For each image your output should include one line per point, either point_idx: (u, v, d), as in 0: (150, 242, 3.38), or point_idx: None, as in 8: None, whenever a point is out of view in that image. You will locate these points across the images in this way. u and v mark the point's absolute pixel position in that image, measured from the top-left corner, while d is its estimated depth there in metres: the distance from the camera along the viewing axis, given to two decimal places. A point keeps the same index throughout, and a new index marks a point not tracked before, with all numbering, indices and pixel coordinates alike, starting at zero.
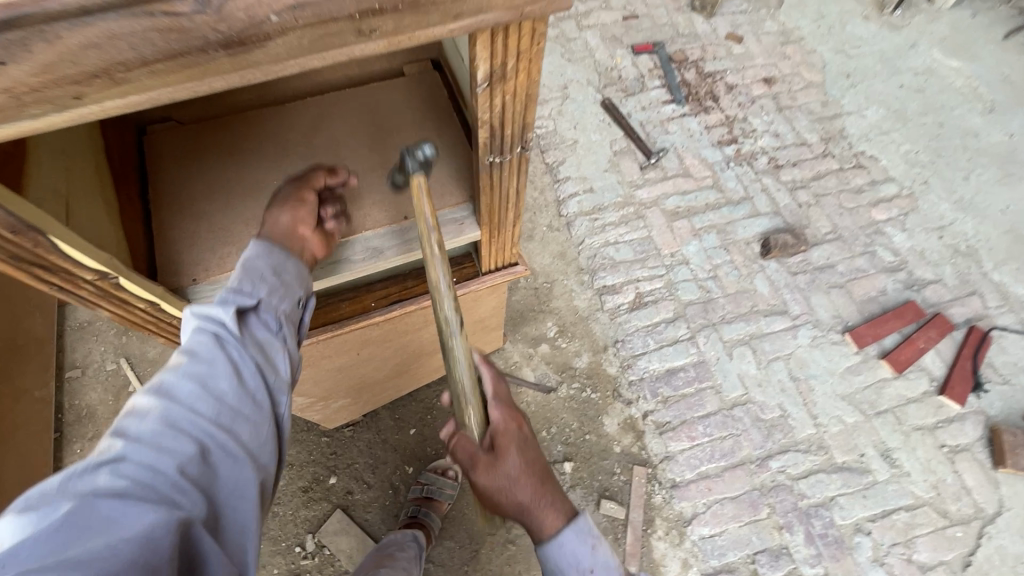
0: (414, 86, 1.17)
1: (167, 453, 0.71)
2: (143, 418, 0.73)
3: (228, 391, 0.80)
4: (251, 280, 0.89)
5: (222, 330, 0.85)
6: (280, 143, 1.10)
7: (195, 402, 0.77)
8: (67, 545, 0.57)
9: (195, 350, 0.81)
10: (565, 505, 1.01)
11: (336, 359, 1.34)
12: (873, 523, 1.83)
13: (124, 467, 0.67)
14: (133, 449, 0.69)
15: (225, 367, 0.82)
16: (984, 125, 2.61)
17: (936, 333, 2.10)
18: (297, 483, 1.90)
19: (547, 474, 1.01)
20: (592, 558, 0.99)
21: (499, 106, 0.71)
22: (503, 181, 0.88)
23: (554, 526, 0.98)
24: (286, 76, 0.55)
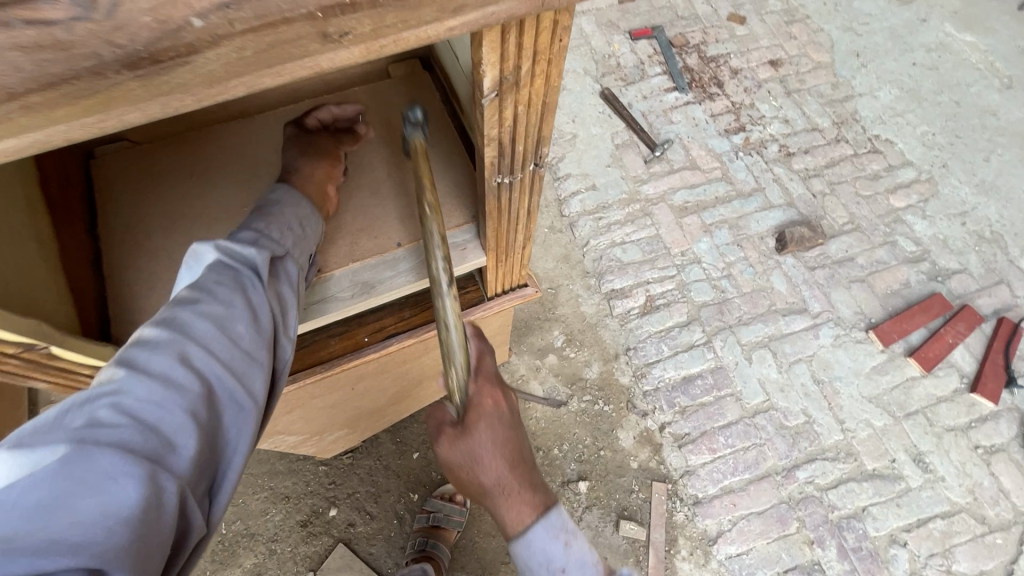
0: (403, 92, 1.03)
1: (177, 400, 0.62)
2: (153, 350, 0.64)
3: (244, 338, 0.71)
4: (279, 229, 0.81)
5: (243, 271, 0.75)
6: (248, 164, 0.96)
7: (210, 343, 0.68)
8: (59, 496, 0.49)
9: (214, 285, 0.72)
10: (540, 495, 0.96)
11: (329, 396, 1.21)
12: (908, 534, 1.73)
13: (130, 405, 0.59)
14: (140, 387, 0.60)
15: (243, 311, 0.73)
16: (1002, 102, 2.48)
17: (965, 326, 1.99)
18: (294, 517, 1.78)
19: (527, 463, 0.94)
20: (564, 554, 0.97)
21: (510, 118, 0.57)
22: (513, 203, 0.74)
23: (523, 517, 0.95)
24: (230, 100, 0.41)
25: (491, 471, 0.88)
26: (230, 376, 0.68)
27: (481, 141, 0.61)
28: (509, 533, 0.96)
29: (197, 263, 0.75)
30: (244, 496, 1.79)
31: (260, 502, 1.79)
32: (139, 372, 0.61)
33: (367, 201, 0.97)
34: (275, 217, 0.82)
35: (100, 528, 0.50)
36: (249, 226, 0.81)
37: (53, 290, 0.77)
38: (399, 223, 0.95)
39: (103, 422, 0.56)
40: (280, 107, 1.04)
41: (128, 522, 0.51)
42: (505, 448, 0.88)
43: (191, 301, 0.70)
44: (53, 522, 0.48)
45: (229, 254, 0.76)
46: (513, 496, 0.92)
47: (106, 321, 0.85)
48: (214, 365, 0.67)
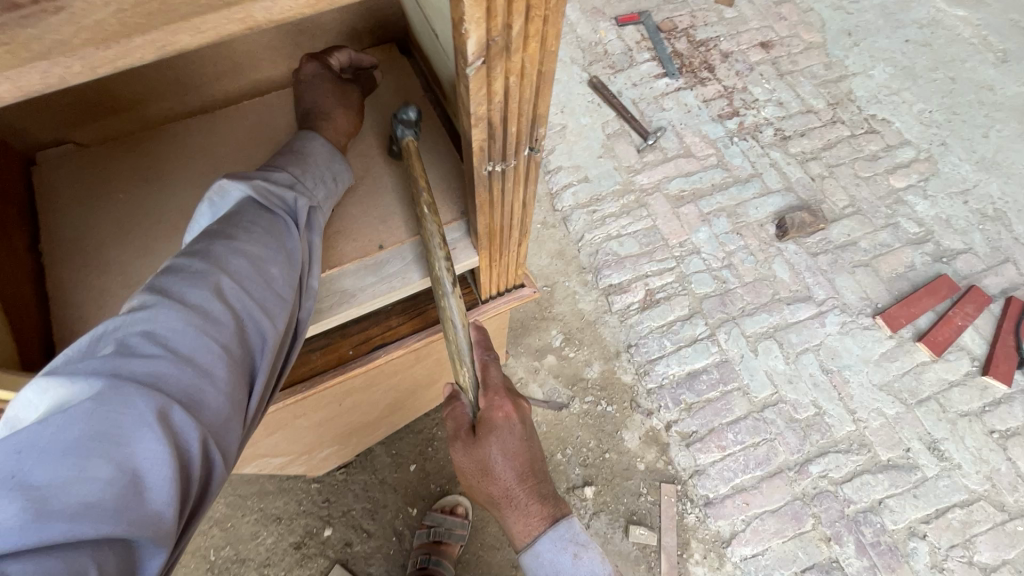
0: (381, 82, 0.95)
1: (210, 342, 0.60)
2: (189, 284, 0.62)
3: (276, 282, 0.69)
4: (314, 179, 0.78)
5: (277, 213, 0.73)
6: (213, 162, 0.87)
7: (243, 284, 0.65)
8: (92, 445, 0.49)
9: (247, 224, 0.69)
10: (552, 506, 0.94)
11: (315, 415, 1.12)
12: (927, 525, 1.67)
13: (163, 343, 0.57)
14: (174, 325, 0.59)
15: (277, 254, 0.70)
16: (998, 76, 2.43)
17: (973, 308, 1.93)
18: (287, 539, 1.68)
19: (538, 473, 0.91)
20: (573, 566, 0.92)
21: (501, 92, 0.49)
22: (506, 196, 0.66)
23: (531, 527, 0.93)
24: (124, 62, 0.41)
25: (498, 480, 0.87)
26: (259, 321, 0.66)
27: (468, 121, 0.52)
28: (518, 541, 0.95)
29: (227, 198, 0.73)
30: (233, 519, 1.69)
31: (251, 525, 1.69)
32: (171, 306, 0.59)
33: (346, 200, 0.87)
34: (310, 165, 0.79)
35: (128, 482, 0.49)
36: (284, 167, 0.77)
37: None
38: (383, 221, 0.86)
39: (137, 360, 0.55)
40: (245, 101, 0.94)
41: (154, 477, 0.51)
42: (513, 458, 0.86)
43: (225, 236, 0.67)
44: (83, 470, 0.48)
45: (264, 193, 0.72)
46: (520, 507, 0.91)
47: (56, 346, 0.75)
48: (245, 308, 0.65)
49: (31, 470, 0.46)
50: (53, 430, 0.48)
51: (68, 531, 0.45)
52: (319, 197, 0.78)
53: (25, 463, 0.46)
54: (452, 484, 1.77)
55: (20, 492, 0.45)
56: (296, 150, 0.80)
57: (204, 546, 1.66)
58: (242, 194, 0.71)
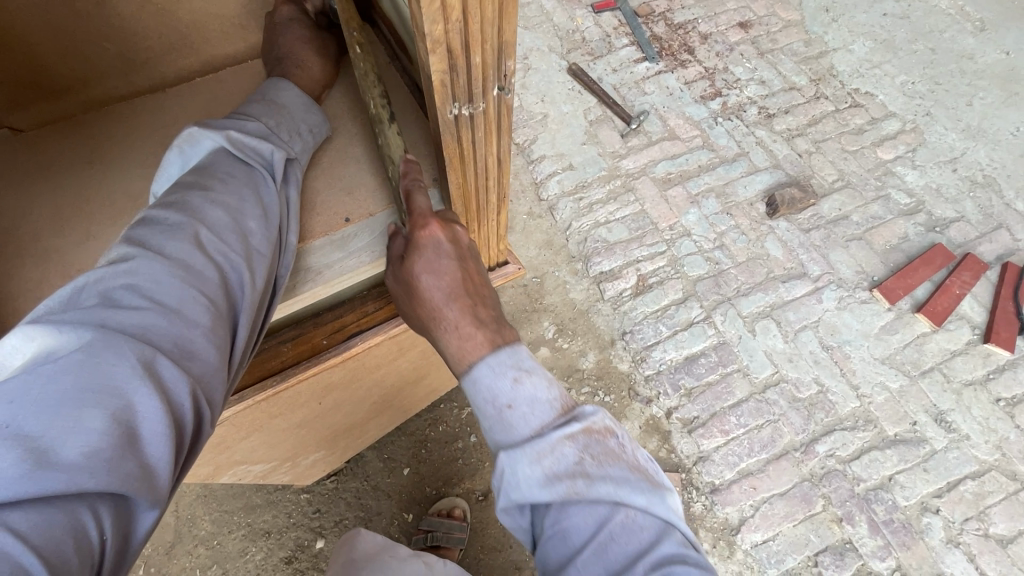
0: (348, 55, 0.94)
1: (195, 294, 0.61)
2: (169, 234, 0.63)
3: (254, 235, 0.69)
4: (288, 130, 0.79)
5: (254, 165, 0.74)
6: (159, 141, 0.82)
7: (221, 235, 0.66)
8: (80, 399, 0.49)
9: (224, 175, 0.70)
10: (494, 329, 0.72)
11: (293, 415, 1.05)
12: (939, 500, 1.62)
13: (150, 293, 0.58)
14: (157, 276, 0.59)
15: (254, 206, 0.71)
16: (978, 45, 2.42)
17: (971, 275, 1.90)
18: (277, 554, 1.60)
19: (478, 294, 0.74)
20: (512, 389, 0.67)
21: (460, 9, 0.45)
22: (479, 147, 0.63)
23: (468, 348, 0.71)
24: None
25: (425, 297, 0.73)
26: (241, 273, 0.66)
27: (424, 47, 0.48)
28: (455, 373, 0.72)
29: (198, 146, 0.73)
30: (219, 537, 1.61)
31: (238, 542, 1.60)
32: (153, 258, 0.60)
33: (310, 174, 0.84)
34: (284, 117, 0.80)
35: (121, 432, 0.50)
36: (256, 117, 0.78)
37: None
38: (347, 195, 0.83)
39: (123, 312, 0.56)
40: (197, 78, 0.89)
41: (144, 430, 0.51)
42: (444, 276, 0.72)
43: (201, 187, 0.68)
44: (75, 421, 0.48)
45: (239, 144, 0.73)
46: (450, 323, 0.71)
47: None
48: (227, 260, 0.65)
49: (23, 421, 0.47)
50: (44, 383, 0.49)
51: (64, 481, 0.45)
52: (296, 150, 0.80)
53: (15, 416, 0.46)
54: (448, 486, 1.69)
55: (13, 442, 0.45)
56: (271, 99, 0.81)
57: (189, 567, 1.57)
58: (216, 144, 0.72)
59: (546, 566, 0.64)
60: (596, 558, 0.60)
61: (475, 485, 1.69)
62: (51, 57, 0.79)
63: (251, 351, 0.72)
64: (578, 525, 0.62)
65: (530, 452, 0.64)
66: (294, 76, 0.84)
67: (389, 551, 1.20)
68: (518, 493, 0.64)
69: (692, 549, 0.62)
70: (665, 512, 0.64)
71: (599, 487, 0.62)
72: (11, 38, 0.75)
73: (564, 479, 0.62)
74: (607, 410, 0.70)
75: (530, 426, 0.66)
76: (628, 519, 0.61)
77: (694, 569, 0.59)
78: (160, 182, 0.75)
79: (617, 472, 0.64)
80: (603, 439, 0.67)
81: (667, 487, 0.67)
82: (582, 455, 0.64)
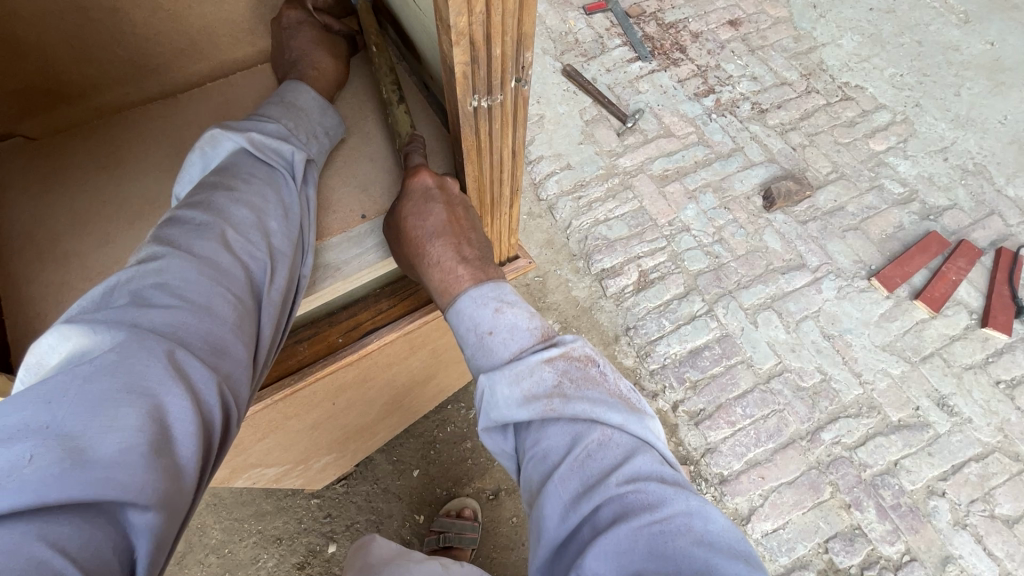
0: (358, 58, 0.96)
1: (221, 292, 0.61)
2: (196, 233, 0.64)
3: (275, 235, 0.70)
4: (305, 132, 0.80)
5: (275, 165, 0.75)
6: (174, 145, 0.84)
7: (245, 234, 0.67)
8: (116, 397, 0.48)
9: (246, 175, 0.71)
10: (478, 266, 0.75)
11: (307, 415, 1.06)
12: (945, 483, 1.64)
13: (179, 290, 0.58)
14: (186, 275, 0.60)
15: (275, 206, 0.72)
16: (963, 37, 2.46)
17: (966, 262, 1.93)
18: (290, 560, 1.59)
19: (462, 232, 0.75)
20: (493, 318, 0.71)
21: (483, 1, 0.48)
22: (495, 139, 0.67)
23: (451, 283, 0.73)
24: None
25: (408, 235, 0.74)
26: (263, 273, 0.67)
27: (449, 39, 0.51)
28: (441, 307, 0.75)
29: (219, 147, 0.74)
30: (230, 545, 1.60)
31: (249, 549, 1.60)
32: (180, 257, 0.60)
33: (325, 175, 0.85)
34: (300, 118, 0.81)
35: (158, 429, 0.49)
36: (274, 117, 0.79)
37: None
38: (363, 193, 0.84)
39: (155, 311, 0.56)
40: (208, 83, 0.92)
41: (179, 428, 0.51)
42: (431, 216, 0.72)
43: (225, 187, 0.69)
44: (112, 420, 0.47)
45: (259, 145, 0.74)
46: (433, 260, 0.73)
47: (11, 347, 0.68)
48: (251, 260, 0.67)
49: (63, 419, 0.45)
50: (82, 382, 0.48)
51: (104, 479, 0.44)
52: (313, 151, 0.81)
53: (54, 414, 0.45)
54: (459, 486, 1.70)
55: (52, 440, 0.44)
56: (287, 100, 0.81)
57: None
58: (237, 146, 0.74)
59: (528, 485, 0.65)
60: (571, 472, 0.61)
61: (486, 484, 1.69)
62: (63, 62, 0.80)
63: (274, 351, 0.72)
64: (555, 442, 0.63)
65: (509, 374, 0.67)
66: (307, 76, 0.86)
67: (405, 556, 1.21)
68: (499, 413, 0.66)
69: (667, 468, 0.62)
70: (641, 432, 0.65)
71: (575, 405, 0.64)
72: (25, 44, 0.76)
73: (542, 399, 0.65)
74: (587, 341, 0.73)
75: (510, 351, 0.70)
76: (603, 436, 0.62)
77: (666, 484, 0.59)
78: (182, 185, 0.76)
79: (594, 394, 0.66)
80: (583, 365, 0.69)
81: (647, 413, 0.69)
82: (560, 378, 0.67)
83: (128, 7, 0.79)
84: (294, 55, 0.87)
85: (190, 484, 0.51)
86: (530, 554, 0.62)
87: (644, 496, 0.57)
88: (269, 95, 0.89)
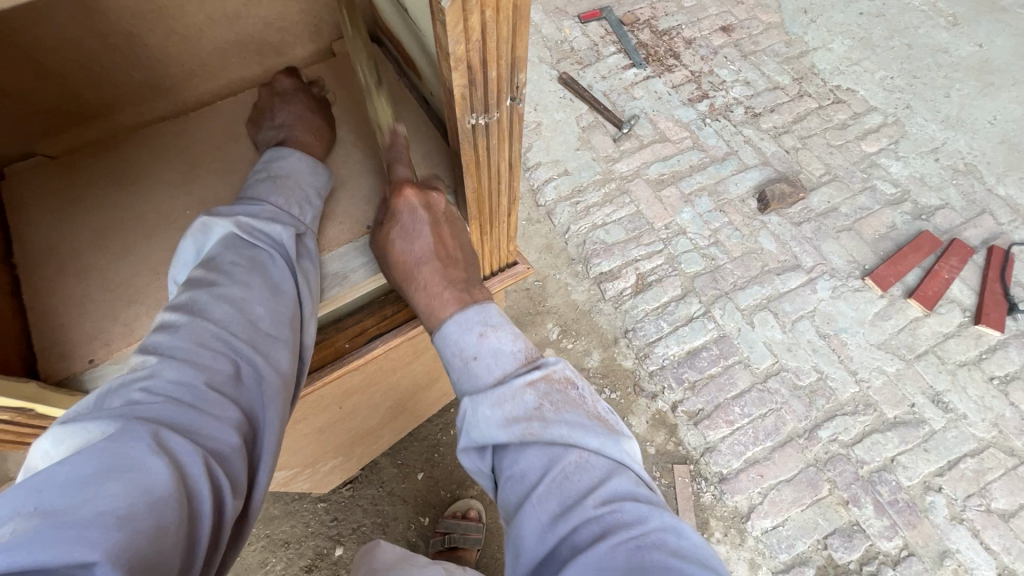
0: (354, 112, 0.97)
1: (208, 384, 0.62)
2: (175, 333, 0.64)
3: (264, 320, 0.70)
4: (310, 166, 0.84)
5: (260, 246, 0.75)
6: (186, 161, 0.88)
7: (230, 330, 0.67)
8: (93, 476, 0.48)
9: (229, 268, 0.71)
10: (463, 288, 0.78)
11: (315, 419, 1.09)
12: (941, 478, 1.67)
13: (159, 385, 0.59)
14: (173, 376, 0.60)
15: (261, 291, 0.71)
16: (951, 39, 2.51)
17: (958, 260, 1.96)
18: (297, 563, 1.61)
19: (449, 256, 0.78)
20: (478, 343, 0.74)
21: (479, 30, 0.52)
22: (492, 152, 0.70)
23: (437, 307, 0.77)
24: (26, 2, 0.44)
25: (397, 261, 0.77)
26: (254, 360, 0.67)
27: (447, 65, 0.54)
28: (428, 330, 0.79)
29: (210, 235, 0.75)
30: (238, 549, 1.62)
31: (258, 553, 1.62)
32: (168, 361, 0.61)
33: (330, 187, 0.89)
34: (290, 188, 0.80)
35: (137, 494, 0.48)
36: (264, 198, 0.79)
37: None
38: (365, 204, 0.88)
39: (141, 407, 0.56)
40: (218, 102, 0.97)
41: (160, 495, 0.50)
42: (418, 242, 0.76)
43: (208, 283, 0.69)
44: (92, 492, 0.47)
45: (248, 229, 0.75)
46: (420, 284, 0.77)
47: (37, 356, 0.72)
48: (235, 350, 0.66)
49: (47, 499, 0.46)
50: (68, 468, 0.48)
51: (76, 536, 0.43)
52: (306, 222, 0.81)
53: (41, 499, 0.46)
54: (463, 488, 1.73)
55: (33, 515, 0.44)
56: (274, 172, 0.82)
57: None
58: (226, 235, 0.74)
59: (506, 507, 0.69)
60: (549, 493, 0.64)
61: None
62: (81, 83, 0.84)
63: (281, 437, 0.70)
64: (534, 464, 0.66)
65: (492, 396, 0.70)
66: (290, 133, 0.86)
67: (408, 561, 1.24)
68: (481, 434, 0.70)
69: (642, 488, 0.66)
70: (617, 454, 0.68)
71: (554, 428, 0.67)
72: (44, 66, 0.80)
73: (522, 422, 0.68)
74: (569, 363, 0.76)
75: (494, 374, 0.73)
76: (580, 458, 0.66)
77: (642, 504, 0.62)
78: (178, 270, 0.76)
79: (572, 417, 0.69)
80: (563, 388, 0.73)
81: (624, 434, 0.72)
82: (540, 401, 0.70)
83: (143, 31, 0.84)
84: (280, 117, 0.88)
85: (173, 547, 0.48)
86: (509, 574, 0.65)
87: (621, 516, 0.60)
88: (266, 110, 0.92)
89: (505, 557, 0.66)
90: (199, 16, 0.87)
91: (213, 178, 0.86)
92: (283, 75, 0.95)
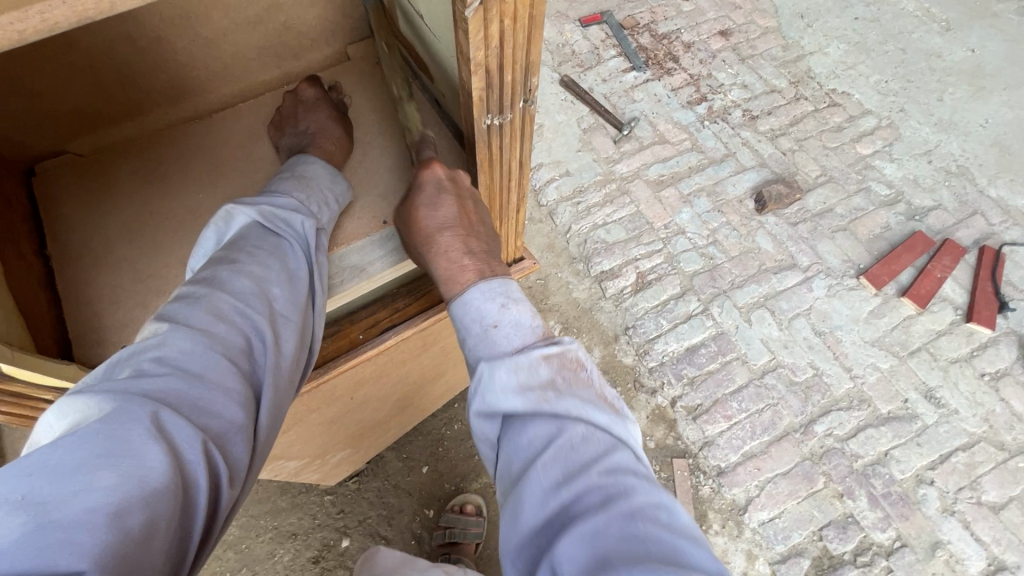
0: (370, 118, 1.00)
1: (216, 358, 0.64)
2: (192, 306, 0.67)
3: (278, 300, 0.73)
4: (327, 166, 0.88)
5: (282, 234, 0.79)
6: (211, 159, 0.92)
7: (245, 303, 0.70)
8: (86, 463, 0.50)
9: (251, 249, 0.75)
10: (482, 260, 0.80)
11: (327, 409, 1.13)
12: (933, 471, 1.71)
13: (169, 356, 0.62)
14: (182, 348, 0.63)
15: (278, 274, 0.75)
16: (945, 44, 2.56)
17: (950, 260, 2.01)
18: (305, 554, 1.65)
19: (471, 227, 0.81)
20: (498, 313, 0.77)
21: (498, 37, 0.56)
22: (505, 151, 0.74)
23: (456, 273, 0.79)
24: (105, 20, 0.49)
25: (421, 224, 0.80)
26: (264, 337, 0.70)
27: (467, 70, 0.59)
28: (446, 299, 0.80)
29: (233, 223, 0.79)
30: (247, 541, 1.65)
31: (265, 545, 1.65)
32: (177, 331, 0.64)
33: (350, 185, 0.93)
34: (312, 188, 0.84)
35: (130, 486, 0.50)
36: (288, 191, 0.83)
37: (12, 308, 0.67)
38: (381, 201, 0.92)
39: (147, 380, 0.59)
40: (241, 104, 1.01)
41: (154, 487, 0.52)
42: (442, 206, 0.79)
43: (229, 261, 0.73)
44: (84, 481, 0.49)
45: (271, 217, 0.79)
46: (440, 248, 0.79)
47: (74, 344, 0.76)
48: (248, 325, 0.69)
49: (41, 488, 0.48)
50: (63, 451, 0.50)
51: (63, 540, 0.46)
52: (324, 219, 0.84)
53: (34, 486, 0.48)
54: (465, 482, 1.77)
55: (23, 509, 0.46)
56: (298, 173, 0.85)
57: (219, 571, 1.62)
58: (251, 222, 0.78)
59: (509, 473, 0.71)
60: (555, 460, 0.66)
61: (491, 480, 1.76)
62: (111, 84, 0.88)
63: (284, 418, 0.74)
64: (539, 433, 0.69)
65: (510, 362, 0.72)
66: (312, 140, 0.89)
67: (410, 565, 1.26)
68: (494, 399, 0.72)
69: (641, 465, 0.69)
70: (621, 434, 0.72)
71: (566, 400, 0.71)
72: (77, 67, 0.84)
73: (535, 390, 0.71)
74: (581, 346, 0.79)
75: (513, 344, 0.75)
76: (586, 431, 0.69)
77: (642, 477, 0.66)
78: (196, 258, 0.80)
79: (583, 394, 0.73)
80: (574, 368, 0.76)
81: (628, 418, 0.75)
82: (553, 375, 0.73)
83: (171, 37, 0.88)
84: (303, 124, 0.92)
85: (161, 543, 0.51)
86: (505, 543, 0.67)
87: (621, 485, 0.64)
88: (287, 112, 0.96)
89: (501, 523, 0.67)
90: (224, 22, 0.91)
91: (238, 176, 0.91)
92: (305, 84, 0.99)
